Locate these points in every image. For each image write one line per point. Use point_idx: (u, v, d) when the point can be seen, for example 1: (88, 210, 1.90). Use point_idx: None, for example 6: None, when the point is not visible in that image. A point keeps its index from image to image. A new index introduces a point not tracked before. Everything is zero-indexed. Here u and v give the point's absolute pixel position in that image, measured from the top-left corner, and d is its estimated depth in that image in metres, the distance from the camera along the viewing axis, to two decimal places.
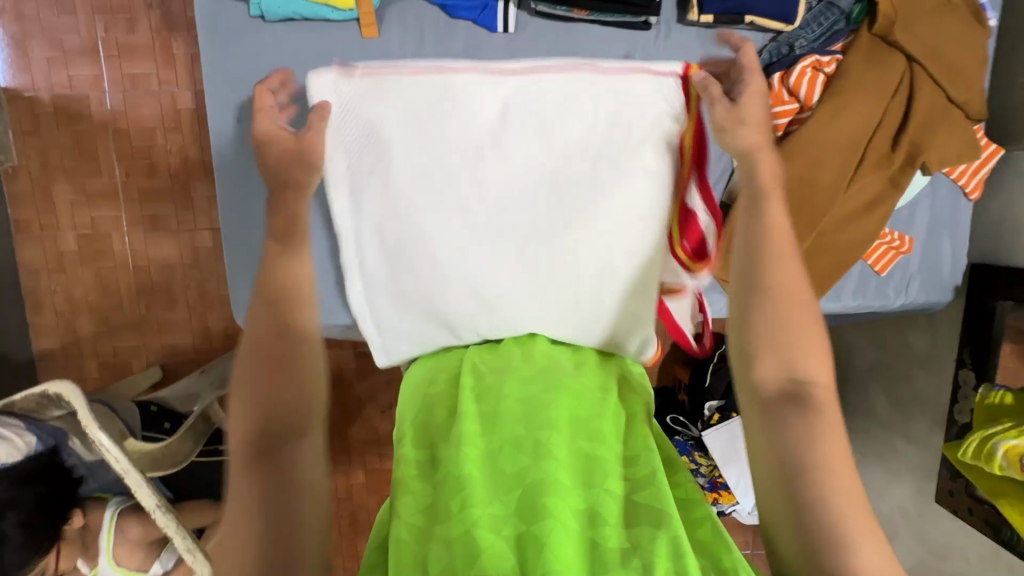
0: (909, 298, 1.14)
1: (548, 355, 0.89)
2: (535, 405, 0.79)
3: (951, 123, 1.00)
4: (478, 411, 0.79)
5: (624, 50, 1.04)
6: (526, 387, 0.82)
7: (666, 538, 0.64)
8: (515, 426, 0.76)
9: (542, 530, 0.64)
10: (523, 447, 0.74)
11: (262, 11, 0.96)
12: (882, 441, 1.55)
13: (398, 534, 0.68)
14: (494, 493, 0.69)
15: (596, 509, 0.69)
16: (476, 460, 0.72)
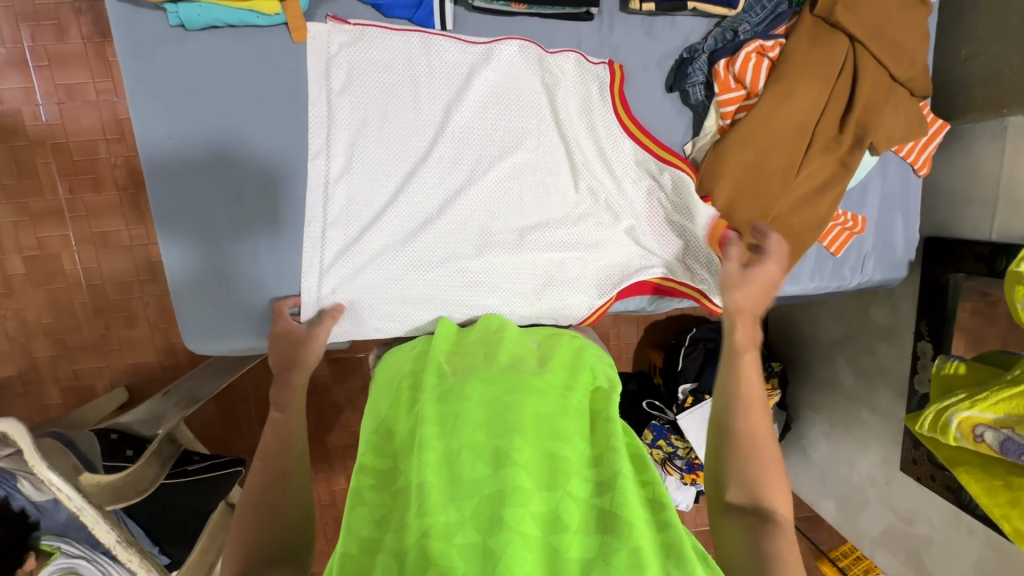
0: (865, 277, 1.15)
1: (512, 355, 0.87)
2: (501, 409, 0.74)
3: (896, 101, 1.00)
4: (439, 414, 0.74)
5: (570, 42, 1.01)
6: (490, 391, 0.77)
7: (626, 549, 0.58)
8: (474, 429, 0.71)
9: (498, 544, 0.58)
10: (483, 453, 0.68)
11: (182, 20, 0.90)
12: (850, 413, 1.59)
13: (345, 547, 0.64)
14: (451, 496, 0.64)
15: (557, 514, 0.63)
16: (433, 465, 0.67)
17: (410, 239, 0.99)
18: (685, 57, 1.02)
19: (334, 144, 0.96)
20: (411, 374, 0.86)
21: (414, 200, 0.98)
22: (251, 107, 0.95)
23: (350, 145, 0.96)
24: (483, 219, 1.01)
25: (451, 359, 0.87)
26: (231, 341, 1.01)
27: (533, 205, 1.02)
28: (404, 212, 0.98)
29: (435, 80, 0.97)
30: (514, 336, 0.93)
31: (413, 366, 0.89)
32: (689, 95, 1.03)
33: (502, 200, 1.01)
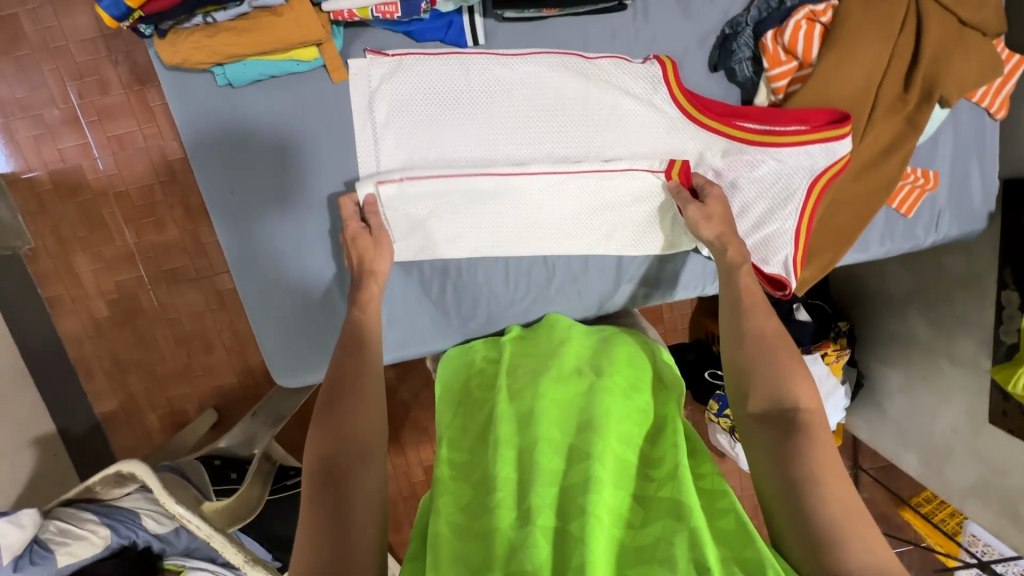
0: (941, 235, 1.09)
1: (579, 359, 0.96)
2: (572, 409, 0.86)
3: (967, 44, 0.91)
4: (514, 410, 0.86)
5: (605, 36, 0.97)
6: (560, 391, 0.89)
7: (687, 530, 0.68)
8: (549, 425, 0.83)
9: (578, 528, 0.69)
10: (555, 447, 0.80)
11: (230, 79, 0.92)
12: (926, 364, 1.55)
13: (439, 527, 0.73)
14: (531, 487, 0.75)
15: (622, 512, 0.75)
16: (511, 461, 0.79)
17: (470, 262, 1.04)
18: (728, 33, 0.96)
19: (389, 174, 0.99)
20: (481, 374, 0.97)
21: (469, 218, 1.03)
22: (307, 152, 0.98)
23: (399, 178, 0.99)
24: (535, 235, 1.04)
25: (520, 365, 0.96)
26: (307, 376, 1.06)
27: (582, 210, 1.03)
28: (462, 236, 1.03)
29: (478, 98, 0.97)
30: (575, 342, 1.00)
31: (463, 375, 0.99)
32: (736, 73, 0.97)
33: (552, 207, 1.03)
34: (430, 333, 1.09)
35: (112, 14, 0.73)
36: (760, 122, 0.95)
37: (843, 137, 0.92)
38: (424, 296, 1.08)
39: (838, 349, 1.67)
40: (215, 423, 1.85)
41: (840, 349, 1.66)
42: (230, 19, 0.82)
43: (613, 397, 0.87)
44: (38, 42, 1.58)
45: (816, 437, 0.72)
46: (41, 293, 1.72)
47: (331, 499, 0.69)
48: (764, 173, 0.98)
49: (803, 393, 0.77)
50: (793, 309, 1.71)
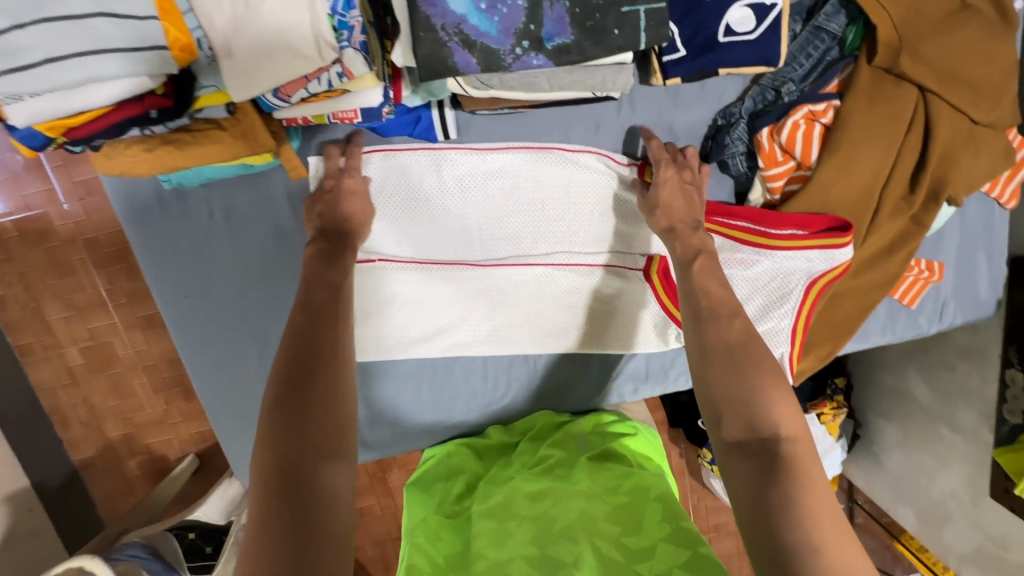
0: (945, 324, 1.03)
1: (555, 462, 0.89)
2: (545, 514, 0.76)
3: (977, 144, 0.84)
4: (490, 526, 0.78)
5: (588, 127, 0.90)
6: (535, 501, 0.80)
7: None
8: (525, 541, 0.72)
9: None
10: (529, 555, 0.70)
11: (179, 182, 0.84)
12: (926, 427, 1.50)
13: None
14: None
15: None
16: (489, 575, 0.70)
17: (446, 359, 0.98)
18: (721, 123, 0.88)
19: (357, 278, 0.91)
20: (456, 507, 0.89)
21: (443, 319, 0.96)
22: (263, 251, 0.92)
23: (367, 279, 0.92)
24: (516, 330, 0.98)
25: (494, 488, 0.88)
26: None
27: (562, 308, 0.97)
28: (437, 331, 0.97)
29: (449, 194, 0.89)
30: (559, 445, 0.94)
31: (445, 489, 0.95)
32: (729, 166, 0.89)
33: (531, 305, 0.96)
34: (403, 437, 1.03)
35: (31, 145, 0.64)
36: (754, 223, 0.87)
37: (844, 245, 0.85)
38: (395, 399, 1.00)
39: (835, 408, 1.58)
40: (196, 469, 1.78)
41: (837, 407, 1.58)
42: (171, 133, 0.73)
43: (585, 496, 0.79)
44: None
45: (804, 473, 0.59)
46: (10, 340, 1.58)
47: (292, 507, 0.53)
48: (759, 272, 0.90)
49: (784, 417, 0.63)
50: None
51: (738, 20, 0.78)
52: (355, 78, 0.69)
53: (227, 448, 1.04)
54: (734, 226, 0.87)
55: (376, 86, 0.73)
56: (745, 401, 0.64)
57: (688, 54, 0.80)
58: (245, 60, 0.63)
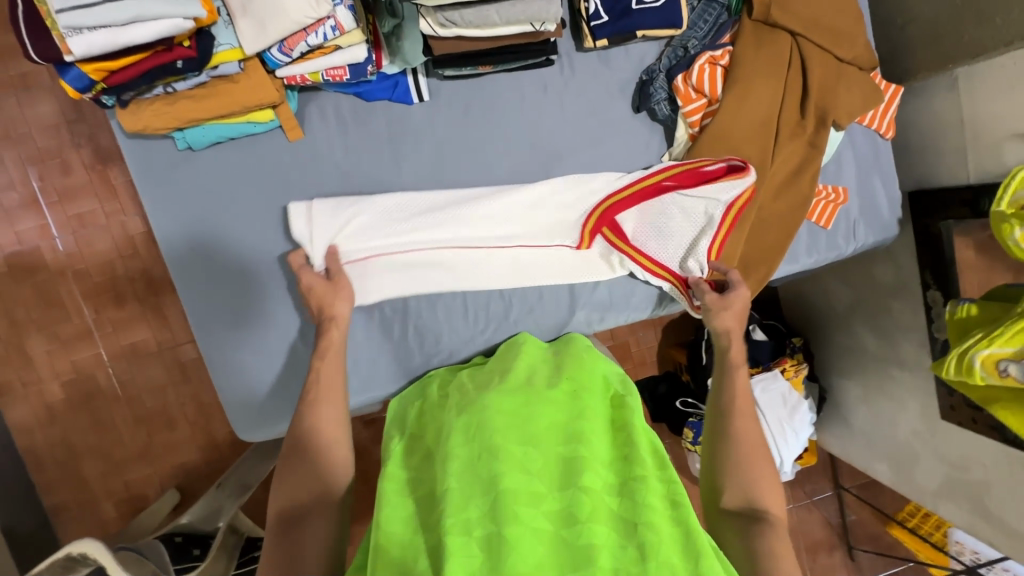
0: (859, 243, 1.19)
1: (528, 377, 0.97)
2: (522, 418, 0.85)
3: (848, 78, 1.05)
4: (462, 424, 0.85)
5: (538, 88, 1.08)
6: (514, 403, 0.88)
7: (634, 546, 0.67)
8: (499, 433, 0.81)
9: (514, 535, 0.67)
10: (499, 454, 0.78)
11: (190, 141, 0.98)
12: (878, 372, 1.63)
13: (380, 541, 0.74)
14: (470, 494, 0.73)
15: (571, 509, 0.71)
16: (457, 470, 0.77)
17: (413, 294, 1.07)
18: (646, 79, 1.08)
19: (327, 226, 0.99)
20: (441, 396, 1.00)
21: (407, 267, 1.04)
22: (258, 205, 1.03)
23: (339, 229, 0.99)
24: (480, 268, 1.06)
25: (468, 389, 0.98)
26: (270, 428, 1.08)
27: (527, 252, 1.07)
28: (404, 276, 1.04)
29: (422, 145, 1.06)
30: (534, 371, 0.99)
31: (422, 398, 1.02)
32: (657, 112, 1.08)
33: (489, 253, 1.05)
34: (392, 377, 1.10)
35: (77, 86, 0.79)
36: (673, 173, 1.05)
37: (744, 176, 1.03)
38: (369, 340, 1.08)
39: (795, 363, 1.73)
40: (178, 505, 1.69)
41: (798, 363, 1.73)
42: (189, 88, 0.88)
43: (561, 408, 0.88)
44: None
45: (779, 532, 0.80)
46: None
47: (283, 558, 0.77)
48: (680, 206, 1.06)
49: (772, 500, 0.84)
50: (749, 330, 1.80)
51: None
52: (345, 33, 0.87)
53: (230, 412, 1.06)
54: (659, 176, 1.06)
55: (361, 42, 0.90)
56: (746, 481, 0.85)
57: (611, 17, 1.01)
58: (259, 16, 0.82)
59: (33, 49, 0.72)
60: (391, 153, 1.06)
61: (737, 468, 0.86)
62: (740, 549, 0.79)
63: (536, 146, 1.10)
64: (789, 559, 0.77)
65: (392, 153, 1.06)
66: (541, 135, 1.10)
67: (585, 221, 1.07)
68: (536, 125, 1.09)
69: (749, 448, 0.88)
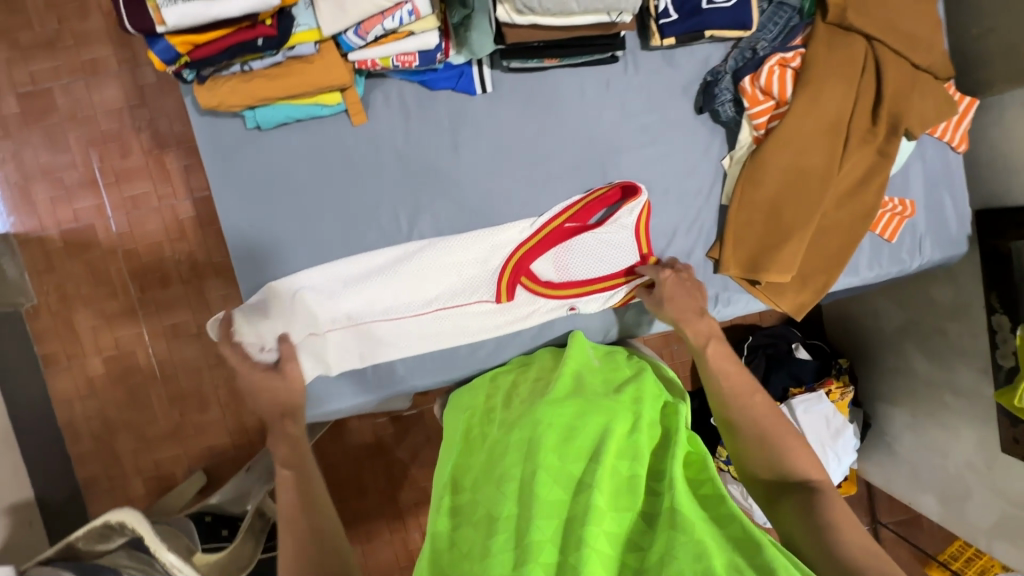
0: (925, 259, 1.15)
1: (574, 380, 0.98)
2: (570, 431, 0.85)
3: (924, 86, 1.01)
4: (509, 445, 0.86)
5: (600, 84, 1.08)
6: (560, 414, 0.88)
7: (691, 542, 0.66)
8: (547, 452, 0.82)
9: (577, 559, 0.67)
10: (551, 475, 0.78)
11: (259, 121, 0.99)
12: (931, 398, 1.56)
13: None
14: (529, 516, 0.73)
15: (630, 533, 0.70)
16: (509, 498, 0.78)
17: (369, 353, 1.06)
18: (710, 80, 1.07)
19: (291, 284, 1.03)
20: (485, 407, 1.00)
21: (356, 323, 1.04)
22: (321, 187, 1.05)
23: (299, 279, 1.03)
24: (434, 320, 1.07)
25: (511, 401, 0.98)
26: (316, 409, 1.08)
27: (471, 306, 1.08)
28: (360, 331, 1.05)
29: (483, 135, 1.07)
30: (580, 375, 0.99)
31: (478, 397, 1.04)
32: (720, 114, 1.07)
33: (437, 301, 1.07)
34: (438, 366, 1.10)
35: (162, 57, 0.82)
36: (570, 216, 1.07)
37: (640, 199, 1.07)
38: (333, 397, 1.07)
39: (841, 386, 1.67)
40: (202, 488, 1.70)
41: (844, 385, 1.66)
42: (265, 67, 0.90)
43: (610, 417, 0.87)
44: (68, 111, 1.57)
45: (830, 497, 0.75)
46: (36, 350, 1.61)
47: None
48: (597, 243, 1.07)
49: (811, 468, 0.79)
50: (791, 348, 1.75)
51: None
52: (420, 18, 0.88)
53: None
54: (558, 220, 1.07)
55: (434, 29, 0.91)
56: (776, 457, 0.81)
57: (680, 16, 1.00)
58: None
59: (129, 20, 0.75)
60: (451, 142, 1.07)
61: (759, 447, 0.82)
62: (796, 526, 0.75)
63: (595, 141, 1.09)
64: (852, 528, 0.71)
65: (452, 142, 1.07)
66: (600, 131, 1.09)
67: (500, 276, 1.07)
68: (595, 121, 1.09)
69: (766, 424, 0.83)
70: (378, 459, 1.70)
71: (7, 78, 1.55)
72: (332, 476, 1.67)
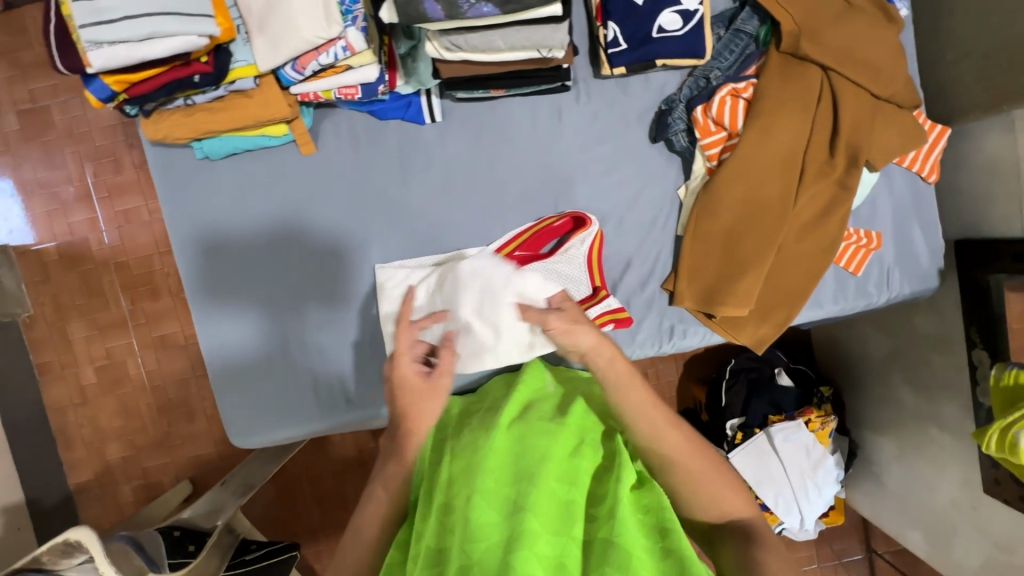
0: (893, 293, 1.10)
1: (527, 396, 0.92)
2: (513, 451, 0.80)
3: (884, 117, 0.98)
4: (449, 472, 0.79)
5: (552, 113, 1.06)
6: (506, 434, 0.83)
7: None
8: (486, 476, 0.76)
9: None
10: (491, 499, 0.73)
11: (208, 151, 1.01)
12: (916, 431, 1.49)
13: None
14: (465, 545, 0.69)
15: (562, 559, 0.68)
16: (447, 528, 0.73)
17: (325, 376, 1.06)
18: (664, 109, 1.05)
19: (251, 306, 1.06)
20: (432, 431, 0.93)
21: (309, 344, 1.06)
22: (273, 215, 1.05)
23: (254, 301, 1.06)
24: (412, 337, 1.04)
25: (462, 426, 0.91)
26: (270, 435, 1.07)
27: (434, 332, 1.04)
28: (314, 353, 1.06)
29: (433, 166, 1.06)
30: (531, 388, 0.94)
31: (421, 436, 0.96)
32: (674, 143, 1.05)
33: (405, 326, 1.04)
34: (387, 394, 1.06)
35: (100, 96, 0.84)
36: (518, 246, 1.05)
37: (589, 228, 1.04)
38: (284, 423, 1.06)
39: (822, 415, 1.61)
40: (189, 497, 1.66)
41: (825, 415, 1.61)
42: (207, 101, 0.92)
43: (559, 437, 0.82)
44: (64, 128, 1.60)
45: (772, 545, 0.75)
46: (32, 359, 1.63)
47: None
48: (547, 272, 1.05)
49: (752, 512, 0.79)
50: (774, 373, 1.68)
51: (669, 21, 0.96)
52: (356, 53, 0.88)
53: (227, 415, 1.06)
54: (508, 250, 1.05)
55: (374, 62, 0.91)
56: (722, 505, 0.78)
57: (629, 46, 0.98)
58: (273, 35, 0.84)
59: (61, 61, 0.77)
60: (401, 171, 1.06)
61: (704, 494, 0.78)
62: (736, 564, 0.75)
63: (548, 170, 1.07)
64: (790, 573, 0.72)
65: (402, 171, 1.06)
66: (552, 160, 1.07)
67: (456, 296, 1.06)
68: (548, 148, 1.07)
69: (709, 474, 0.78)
70: (360, 473, 1.69)
71: (8, 95, 1.59)
72: (314, 488, 1.67)
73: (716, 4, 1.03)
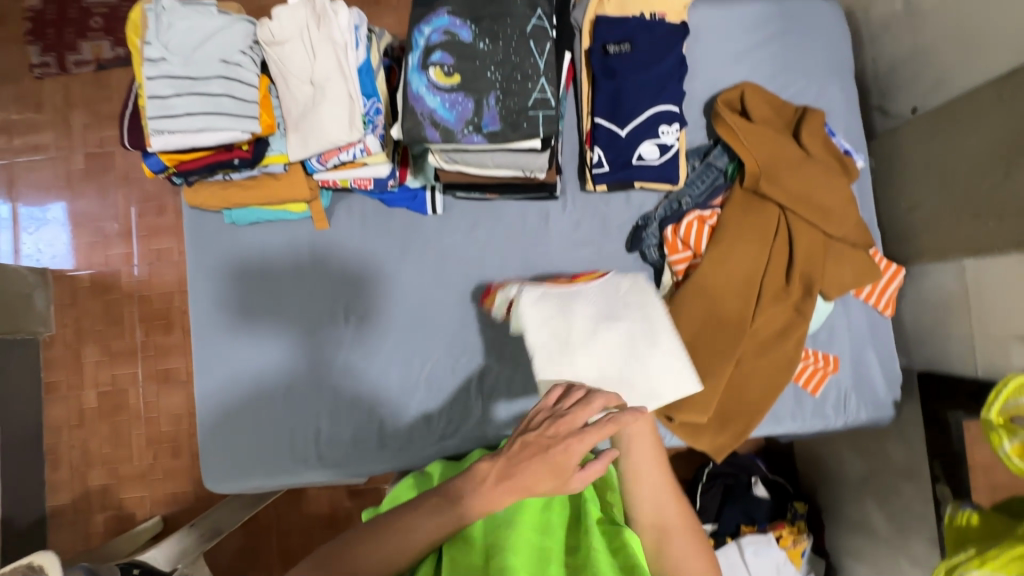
0: (850, 417, 1.14)
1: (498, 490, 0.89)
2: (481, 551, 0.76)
3: (838, 254, 1.08)
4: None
5: (541, 216, 1.19)
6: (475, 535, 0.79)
7: None
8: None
9: None
10: None
11: (235, 219, 1.16)
12: (888, 562, 1.45)
13: None
14: None
15: None
16: None
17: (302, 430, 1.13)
18: (640, 225, 1.17)
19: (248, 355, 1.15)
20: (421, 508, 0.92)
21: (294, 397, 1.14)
22: (280, 276, 1.17)
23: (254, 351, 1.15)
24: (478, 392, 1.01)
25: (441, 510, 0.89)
26: (239, 483, 1.12)
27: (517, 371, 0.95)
28: (297, 407, 1.14)
29: (429, 250, 1.19)
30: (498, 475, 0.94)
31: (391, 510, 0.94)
32: (647, 255, 1.16)
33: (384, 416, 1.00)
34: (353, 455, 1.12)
35: (154, 167, 1.00)
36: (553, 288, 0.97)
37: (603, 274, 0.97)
38: (254, 471, 1.12)
39: (795, 533, 1.59)
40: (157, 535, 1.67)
41: (797, 533, 1.59)
42: (241, 179, 1.08)
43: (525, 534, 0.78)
44: (122, 172, 1.81)
45: None
46: (43, 376, 1.74)
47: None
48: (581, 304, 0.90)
49: None
50: (750, 482, 1.67)
51: (647, 151, 1.10)
52: (372, 154, 1.05)
53: (204, 457, 1.12)
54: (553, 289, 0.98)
55: (386, 163, 1.09)
56: None
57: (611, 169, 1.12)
58: (304, 134, 0.99)
59: (128, 137, 0.96)
60: (400, 252, 1.18)
61: None
62: None
63: (531, 264, 1.18)
64: None
65: (401, 252, 1.18)
66: (536, 256, 1.18)
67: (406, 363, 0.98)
68: (534, 246, 1.19)
69: None
70: (330, 533, 1.67)
71: (81, 140, 1.81)
72: (281, 543, 1.66)
73: (693, 139, 1.18)
